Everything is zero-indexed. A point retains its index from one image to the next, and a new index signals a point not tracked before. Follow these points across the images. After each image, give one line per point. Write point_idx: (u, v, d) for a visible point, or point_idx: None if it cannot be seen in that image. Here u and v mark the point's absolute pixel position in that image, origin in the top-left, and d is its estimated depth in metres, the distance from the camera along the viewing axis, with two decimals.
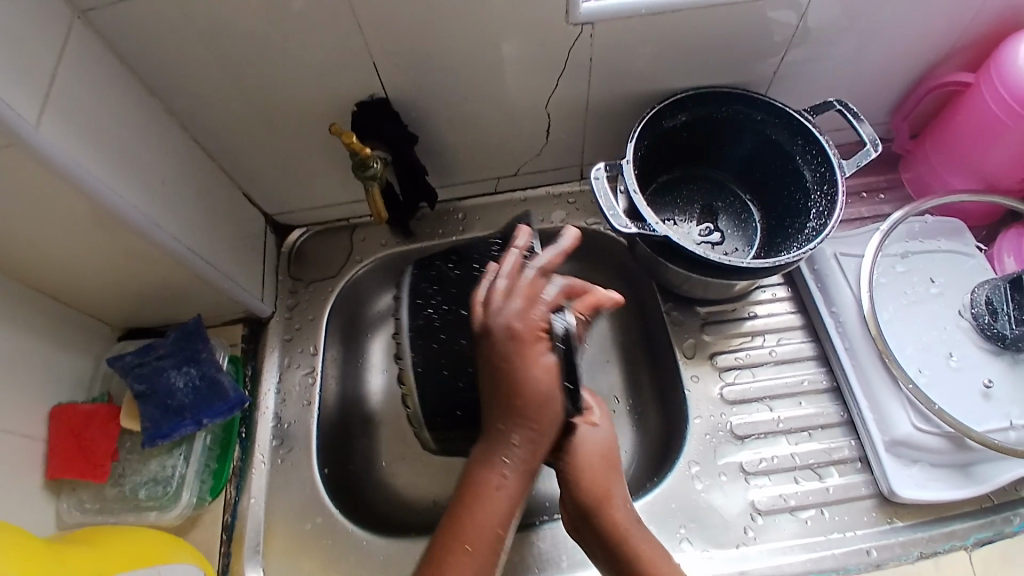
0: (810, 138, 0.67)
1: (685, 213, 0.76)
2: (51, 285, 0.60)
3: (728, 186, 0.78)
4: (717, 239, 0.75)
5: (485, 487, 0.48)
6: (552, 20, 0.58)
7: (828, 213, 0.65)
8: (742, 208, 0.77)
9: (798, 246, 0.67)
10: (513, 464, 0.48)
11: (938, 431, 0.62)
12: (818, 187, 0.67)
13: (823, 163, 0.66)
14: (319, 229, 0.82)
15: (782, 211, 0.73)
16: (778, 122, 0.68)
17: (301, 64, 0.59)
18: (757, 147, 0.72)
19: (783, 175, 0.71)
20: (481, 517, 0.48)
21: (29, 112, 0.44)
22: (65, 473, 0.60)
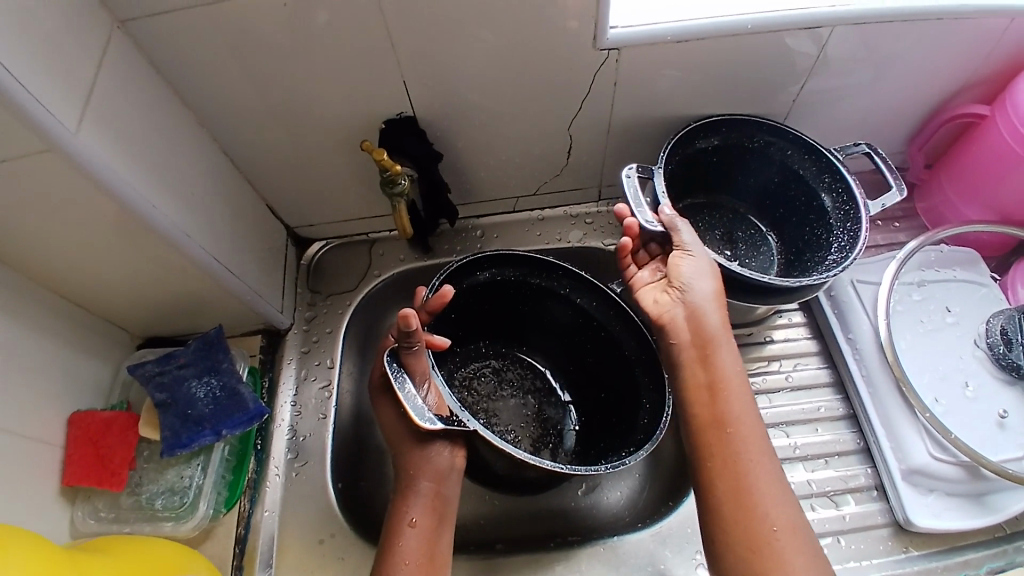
0: (838, 175, 0.69)
1: (708, 238, 0.76)
2: (74, 290, 0.60)
3: (750, 217, 0.79)
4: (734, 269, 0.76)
5: (396, 523, 0.58)
6: (579, 44, 0.59)
7: (849, 249, 0.65)
8: (761, 240, 0.78)
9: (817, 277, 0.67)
10: (416, 504, 0.59)
11: (955, 460, 0.62)
12: (841, 224, 0.68)
13: (849, 200, 0.67)
14: (340, 243, 0.82)
15: (799, 247, 0.74)
16: (808, 158, 0.70)
17: (330, 80, 0.60)
18: (783, 181, 0.73)
19: (804, 211, 0.73)
20: (400, 546, 0.56)
21: (68, 119, 0.45)
22: (82, 481, 0.60)
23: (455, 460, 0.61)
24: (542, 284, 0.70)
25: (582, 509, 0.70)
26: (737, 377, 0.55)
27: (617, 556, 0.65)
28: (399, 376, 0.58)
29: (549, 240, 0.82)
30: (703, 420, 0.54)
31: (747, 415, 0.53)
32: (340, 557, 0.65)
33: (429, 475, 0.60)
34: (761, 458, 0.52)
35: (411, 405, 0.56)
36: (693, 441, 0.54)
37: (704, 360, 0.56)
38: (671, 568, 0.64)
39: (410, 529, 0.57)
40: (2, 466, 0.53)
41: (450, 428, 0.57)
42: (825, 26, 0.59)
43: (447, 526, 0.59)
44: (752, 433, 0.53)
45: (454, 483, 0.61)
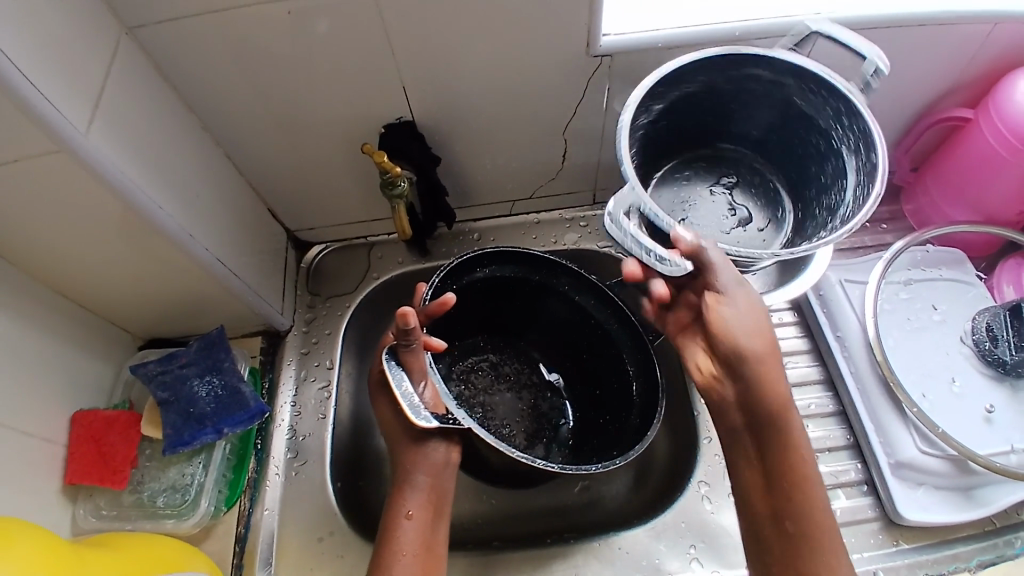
0: (808, 79, 0.59)
1: (703, 196, 0.71)
2: (79, 289, 0.61)
3: (735, 147, 0.72)
4: (754, 209, 0.71)
5: (393, 517, 0.59)
6: (573, 50, 0.61)
7: (867, 150, 0.58)
8: (762, 166, 0.71)
9: (843, 195, 0.62)
10: (412, 498, 0.59)
11: (942, 454, 0.63)
12: (837, 121, 0.61)
13: (831, 99, 0.59)
14: (339, 246, 0.84)
15: (805, 159, 0.67)
16: (768, 74, 0.61)
17: (331, 85, 0.62)
18: (762, 106, 0.66)
19: (795, 124, 0.65)
20: (398, 539, 0.57)
21: (78, 121, 0.46)
22: (84, 479, 0.60)
23: (450, 456, 0.61)
24: (542, 282, 0.72)
25: (578, 508, 0.71)
26: (802, 463, 0.52)
27: (613, 551, 0.66)
28: (396, 374, 0.60)
29: (545, 242, 0.83)
30: (764, 515, 0.53)
31: (813, 512, 0.51)
32: (339, 554, 0.65)
33: (425, 470, 0.60)
34: (833, 563, 0.50)
35: (408, 404, 0.59)
36: (755, 536, 0.54)
37: (763, 445, 0.54)
38: (666, 562, 0.65)
39: (406, 521, 0.58)
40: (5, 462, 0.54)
41: (445, 426, 0.60)
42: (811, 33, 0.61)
43: (442, 520, 0.60)
44: (822, 532, 0.51)
45: (450, 480, 0.62)
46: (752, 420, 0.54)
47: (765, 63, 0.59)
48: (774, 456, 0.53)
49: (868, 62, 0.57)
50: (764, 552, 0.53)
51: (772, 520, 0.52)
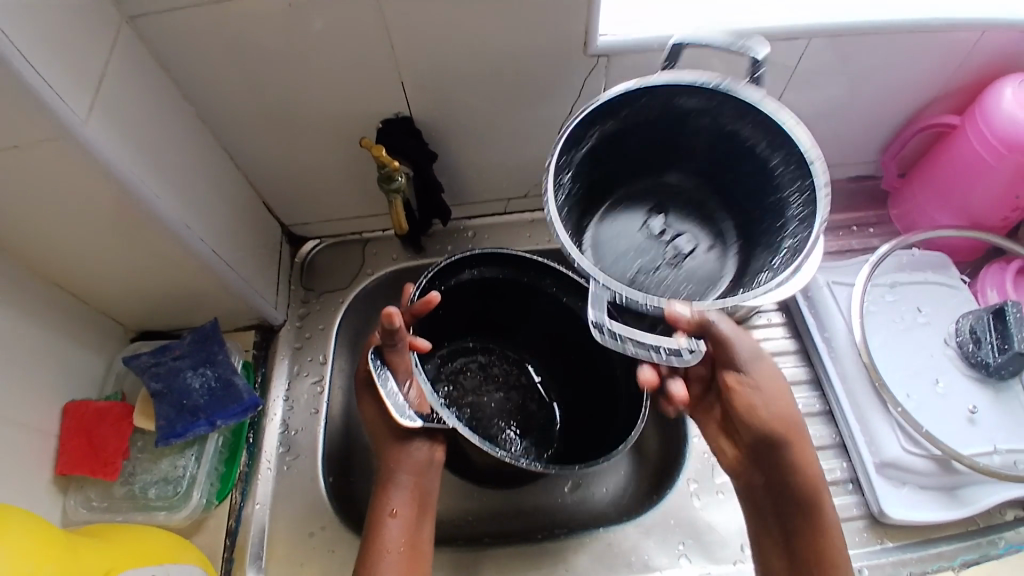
0: (716, 98, 0.56)
1: (634, 235, 0.66)
2: (71, 280, 0.61)
3: (656, 179, 0.67)
4: (693, 239, 0.66)
5: (378, 515, 0.59)
6: (570, 50, 0.61)
7: (788, 149, 0.55)
8: (686, 192, 0.67)
9: (781, 201, 0.58)
10: (397, 497, 0.60)
11: (926, 453, 0.64)
12: (751, 130, 0.57)
13: (745, 114, 0.56)
14: (333, 242, 0.84)
15: (728, 174, 0.63)
16: (676, 102, 0.57)
17: (329, 80, 0.62)
18: (688, 135, 0.61)
19: (715, 146, 0.61)
20: (382, 537, 0.58)
21: (76, 108, 0.46)
22: (75, 470, 0.60)
23: (434, 454, 0.62)
24: (530, 283, 0.72)
25: (568, 506, 0.71)
26: (828, 538, 0.55)
27: (603, 547, 0.66)
28: (381, 373, 0.59)
29: (539, 242, 0.84)
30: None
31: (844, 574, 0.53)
32: (331, 549, 0.66)
33: (410, 470, 0.61)
34: None
35: (393, 404, 0.59)
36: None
37: (790, 519, 0.56)
38: (656, 558, 0.65)
39: (392, 519, 0.59)
40: None
41: (428, 425, 0.60)
42: (804, 38, 0.62)
43: (426, 517, 0.61)
44: None
45: (433, 478, 0.63)
46: (782, 498, 0.57)
47: (682, 90, 0.56)
48: (802, 530, 0.56)
49: (744, 51, 0.55)
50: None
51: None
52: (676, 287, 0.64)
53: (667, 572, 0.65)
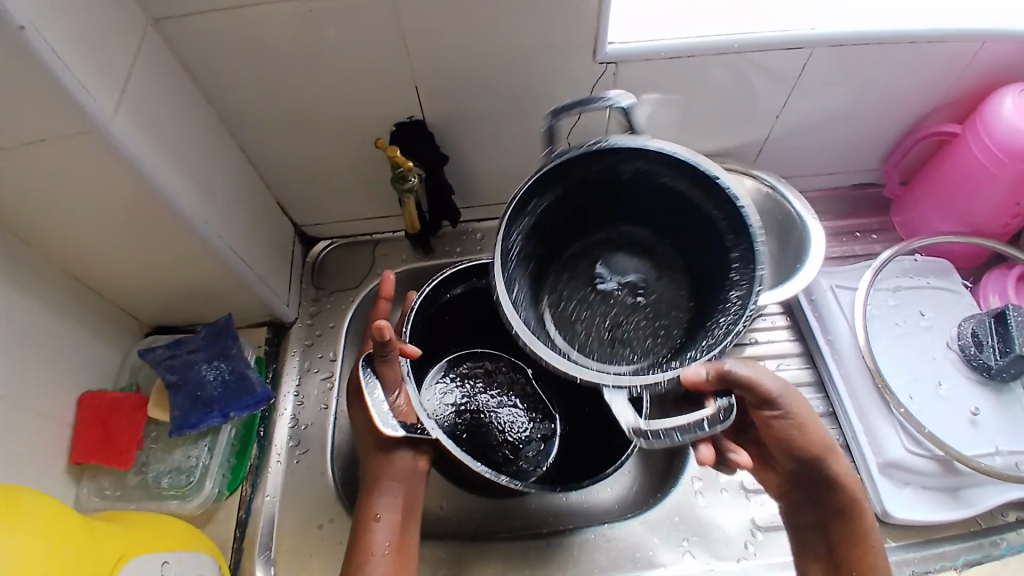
0: (625, 155, 0.58)
1: (593, 297, 0.66)
2: (90, 273, 0.63)
3: (580, 242, 0.67)
4: (640, 280, 0.66)
5: (364, 521, 0.59)
6: (580, 56, 0.63)
7: (700, 180, 0.57)
8: (609, 243, 0.67)
9: (717, 233, 0.59)
10: (383, 503, 0.59)
11: (929, 454, 0.65)
12: (665, 176, 0.59)
13: (653, 163, 0.58)
14: (343, 243, 0.85)
15: (642, 211, 0.65)
16: (591, 170, 0.60)
17: (345, 83, 0.64)
18: (618, 194, 0.63)
19: (626, 193, 0.63)
20: (370, 540, 0.58)
21: (104, 104, 0.48)
22: (90, 458, 0.62)
23: (418, 463, 0.61)
24: None
25: (572, 506, 0.70)
26: (871, 548, 0.56)
27: (608, 543, 0.67)
28: (369, 381, 0.60)
29: None
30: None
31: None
32: (339, 541, 0.66)
33: (398, 477, 0.60)
34: None
35: (376, 411, 0.58)
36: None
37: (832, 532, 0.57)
38: (660, 555, 0.66)
39: (377, 523, 0.58)
40: (11, 438, 0.55)
41: (412, 435, 0.59)
42: (807, 47, 0.64)
43: (412, 521, 0.61)
44: None
45: (422, 484, 0.62)
46: (824, 511, 0.58)
47: (595, 156, 0.58)
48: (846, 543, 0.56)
49: (615, 104, 0.58)
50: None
51: None
52: (648, 330, 0.64)
53: (671, 569, 0.65)
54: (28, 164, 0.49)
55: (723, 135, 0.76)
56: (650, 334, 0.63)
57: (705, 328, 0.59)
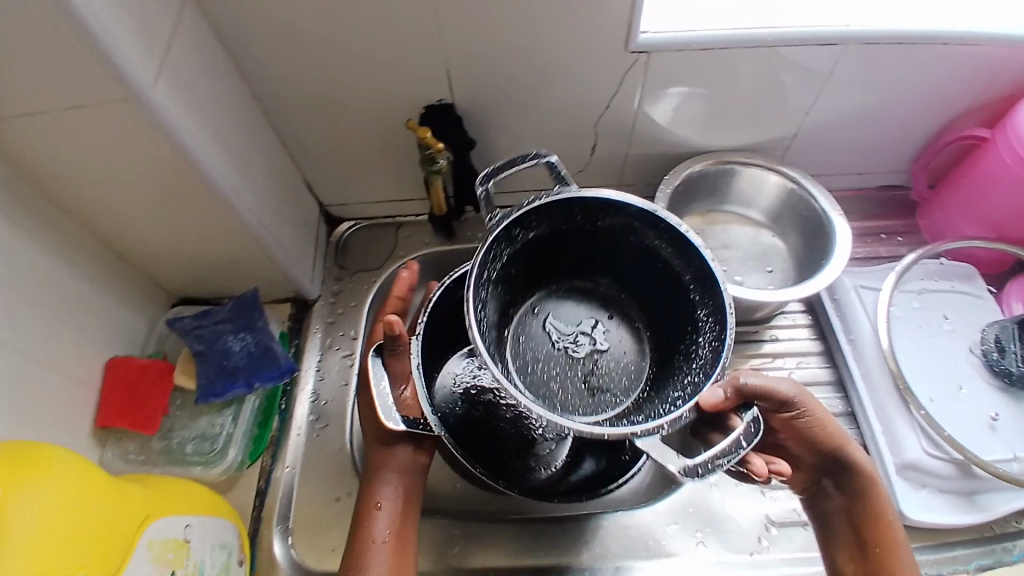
0: (570, 210, 0.60)
1: (554, 347, 0.68)
2: (121, 241, 0.64)
3: (530, 302, 0.69)
4: (597, 321, 0.69)
5: (364, 509, 0.59)
6: (612, 46, 0.63)
7: (639, 224, 0.60)
8: (557, 292, 0.70)
9: (659, 271, 0.62)
10: (384, 493, 0.59)
11: (947, 457, 0.65)
12: (606, 224, 0.62)
13: (598, 214, 0.60)
14: (368, 224, 0.86)
15: (585, 258, 0.67)
16: (543, 228, 0.61)
17: (378, 64, 0.64)
18: (565, 248, 0.65)
19: (567, 245, 0.65)
20: (369, 529, 0.57)
21: (147, 74, 0.48)
22: (117, 422, 0.63)
23: (418, 458, 0.61)
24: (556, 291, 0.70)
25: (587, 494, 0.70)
26: (892, 527, 0.57)
27: (620, 530, 0.67)
28: (377, 372, 0.59)
29: None
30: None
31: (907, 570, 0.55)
32: None
33: (398, 469, 0.60)
34: None
35: (380, 403, 0.57)
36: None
37: (854, 515, 0.59)
38: (671, 544, 0.67)
39: (377, 511, 0.58)
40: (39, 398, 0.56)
41: (413, 430, 0.57)
42: (841, 44, 0.64)
43: (412, 511, 0.60)
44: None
45: (422, 478, 0.62)
46: (846, 497, 0.59)
47: (545, 215, 0.60)
48: (867, 523, 0.58)
49: (540, 161, 0.61)
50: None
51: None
52: (619, 371, 0.67)
53: (682, 558, 0.66)
54: (70, 131, 0.50)
55: (751, 131, 0.76)
56: (623, 375, 0.67)
57: (679, 357, 0.60)
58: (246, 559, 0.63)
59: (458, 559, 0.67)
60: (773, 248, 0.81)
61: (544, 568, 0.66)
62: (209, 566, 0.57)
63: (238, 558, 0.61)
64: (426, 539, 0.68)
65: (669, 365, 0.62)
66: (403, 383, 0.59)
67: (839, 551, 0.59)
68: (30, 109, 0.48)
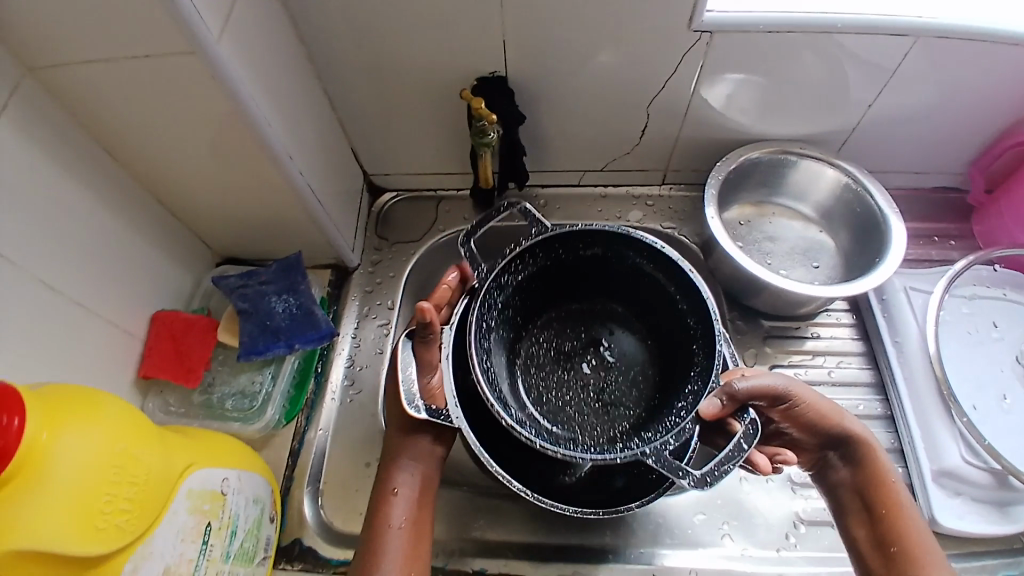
0: (554, 244, 0.62)
1: (564, 371, 0.67)
2: (171, 197, 0.65)
3: (532, 334, 0.68)
4: (600, 340, 0.69)
5: (381, 496, 0.57)
6: (674, 25, 0.62)
7: (618, 246, 0.63)
8: (558, 319, 0.70)
9: (646, 286, 0.65)
10: (401, 480, 0.57)
11: (985, 466, 0.64)
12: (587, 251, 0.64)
13: (582, 243, 0.63)
14: (409, 196, 0.86)
15: (580, 281, 0.67)
16: (534, 265, 0.63)
17: (435, 33, 0.64)
18: (556, 280, 0.66)
19: (559, 277, 0.66)
20: (385, 514, 0.55)
21: (213, 27, 0.48)
22: (160, 373, 0.64)
23: (435, 449, 0.59)
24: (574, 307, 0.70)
25: None
26: (896, 491, 0.56)
27: (649, 517, 0.68)
28: (405, 358, 0.58)
29: (609, 217, 0.84)
30: (865, 542, 0.56)
31: (911, 533, 0.54)
32: None
33: (419, 458, 0.59)
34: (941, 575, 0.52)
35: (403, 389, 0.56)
36: (861, 562, 0.57)
37: (858, 483, 0.58)
38: (697, 534, 0.67)
39: (394, 497, 0.56)
40: (85, 344, 0.57)
41: (434, 420, 0.55)
42: (911, 35, 0.62)
43: (428, 501, 0.58)
44: (923, 544, 0.54)
45: (439, 468, 0.60)
46: (851, 467, 0.59)
47: (533, 251, 0.62)
48: (872, 488, 0.57)
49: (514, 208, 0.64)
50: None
51: (875, 548, 0.56)
52: (626, 383, 0.67)
53: (707, 548, 0.66)
54: (133, 80, 0.50)
55: (807, 123, 0.74)
56: (631, 385, 0.66)
57: (682, 367, 0.61)
58: (276, 516, 0.64)
59: (482, 531, 0.67)
60: (821, 244, 0.80)
61: (568, 546, 0.66)
62: (242, 520, 0.58)
63: (269, 514, 0.62)
64: (452, 510, 0.68)
65: (675, 373, 0.62)
66: (430, 373, 0.58)
67: (847, 520, 0.58)
68: (96, 56, 0.48)
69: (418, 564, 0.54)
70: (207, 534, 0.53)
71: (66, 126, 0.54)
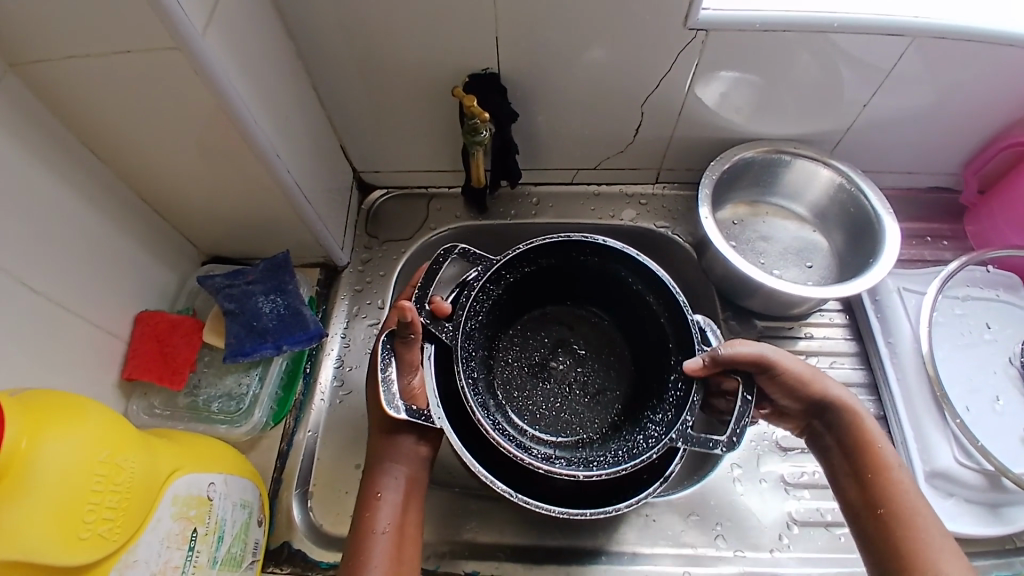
0: (504, 270, 0.60)
1: (542, 376, 0.68)
2: (156, 194, 0.63)
3: (500, 358, 0.68)
4: (564, 338, 0.70)
5: (365, 502, 0.56)
6: (671, 22, 0.61)
7: (561, 250, 0.62)
8: (518, 333, 0.70)
9: (601, 276, 0.65)
10: (385, 485, 0.56)
11: (978, 468, 0.64)
12: (533, 262, 0.62)
13: (529, 259, 0.61)
14: (400, 194, 0.85)
15: (530, 292, 0.67)
16: (492, 295, 0.60)
17: (426, 28, 0.62)
18: (510, 299, 0.65)
19: (512, 297, 0.65)
20: (370, 519, 0.54)
21: (198, 21, 0.46)
22: (144, 375, 0.63)
23: (417, 450, 0.58)
24: (536, 311, 0.71)
25: None
26: (882, 451, 0.55)
27: (642, 519, 0.67)
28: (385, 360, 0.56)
29: (602, 215, 0.83)
30: (856, 502, 0.55)
31: (899, 493, 0.53)
32: None
33: (404, 460, 0.58)
34: (934, 535, 0.50)
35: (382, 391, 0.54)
36: (854, 525, 0.55)
37: (844, 445, 0.57)
38: (690, 535, 0.66)
39: (378, 503, 0.55)
40: (65, 346, 0.56)
41: (415, 421, 0.54)
42: (907, 35, 0.61)
43: (415, 502, 0.57)
44: (912, 504, 0.52)
45: (425, 473, 0.59)
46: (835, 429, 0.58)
47: (485, 282, 0.59)
48: (857, 450, 0.56)
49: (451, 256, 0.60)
50: (869, 543, 0.53)
51: (862, 509, 0.54)
52: (600, 368, 0.69)
53: (700, 550, 0.66)
54: (114, 75, 0.49)
55: (802, 122, 0.73)
56: (607, 368, 0.69)
57: (657, 349, 0.63)
58: (264, 519, 0.63)
59: (473, 533, 0.67)
60: (815, 244, 0.79)
61: (560, 549, 0.66)
62: (228, 525, 0.57)
63: (257, 518, 0.61)
64: (443, 512, 0.67)
65: (648, 350, 0.65)
66: (410, 373, 0.57)
67: (838, 481, 0.57)
68: (78, 51, 0.47)
69: (405, 568, 0.53)
70: (193, 540, 0.52)
71: (46, 122, 0.52)
